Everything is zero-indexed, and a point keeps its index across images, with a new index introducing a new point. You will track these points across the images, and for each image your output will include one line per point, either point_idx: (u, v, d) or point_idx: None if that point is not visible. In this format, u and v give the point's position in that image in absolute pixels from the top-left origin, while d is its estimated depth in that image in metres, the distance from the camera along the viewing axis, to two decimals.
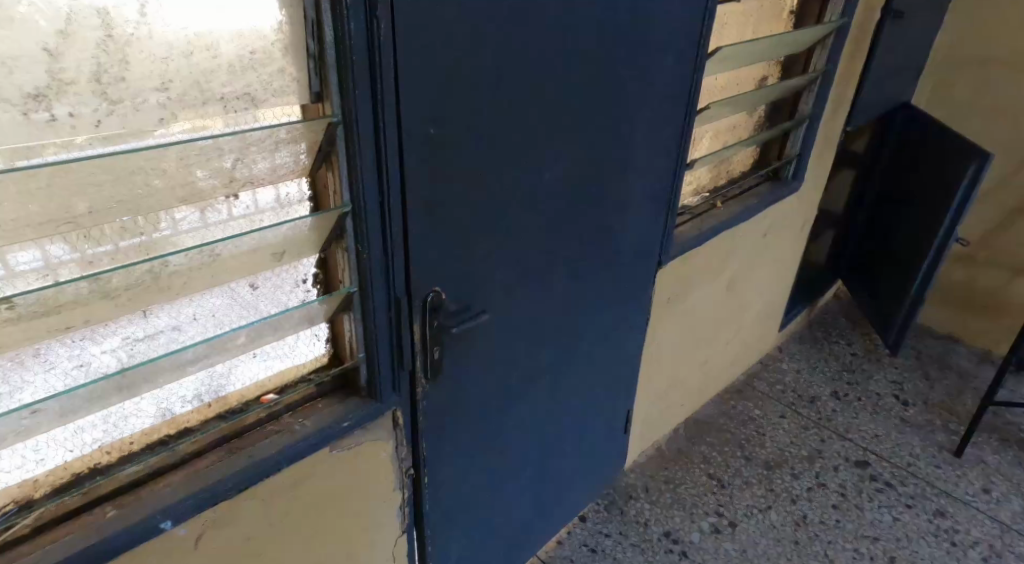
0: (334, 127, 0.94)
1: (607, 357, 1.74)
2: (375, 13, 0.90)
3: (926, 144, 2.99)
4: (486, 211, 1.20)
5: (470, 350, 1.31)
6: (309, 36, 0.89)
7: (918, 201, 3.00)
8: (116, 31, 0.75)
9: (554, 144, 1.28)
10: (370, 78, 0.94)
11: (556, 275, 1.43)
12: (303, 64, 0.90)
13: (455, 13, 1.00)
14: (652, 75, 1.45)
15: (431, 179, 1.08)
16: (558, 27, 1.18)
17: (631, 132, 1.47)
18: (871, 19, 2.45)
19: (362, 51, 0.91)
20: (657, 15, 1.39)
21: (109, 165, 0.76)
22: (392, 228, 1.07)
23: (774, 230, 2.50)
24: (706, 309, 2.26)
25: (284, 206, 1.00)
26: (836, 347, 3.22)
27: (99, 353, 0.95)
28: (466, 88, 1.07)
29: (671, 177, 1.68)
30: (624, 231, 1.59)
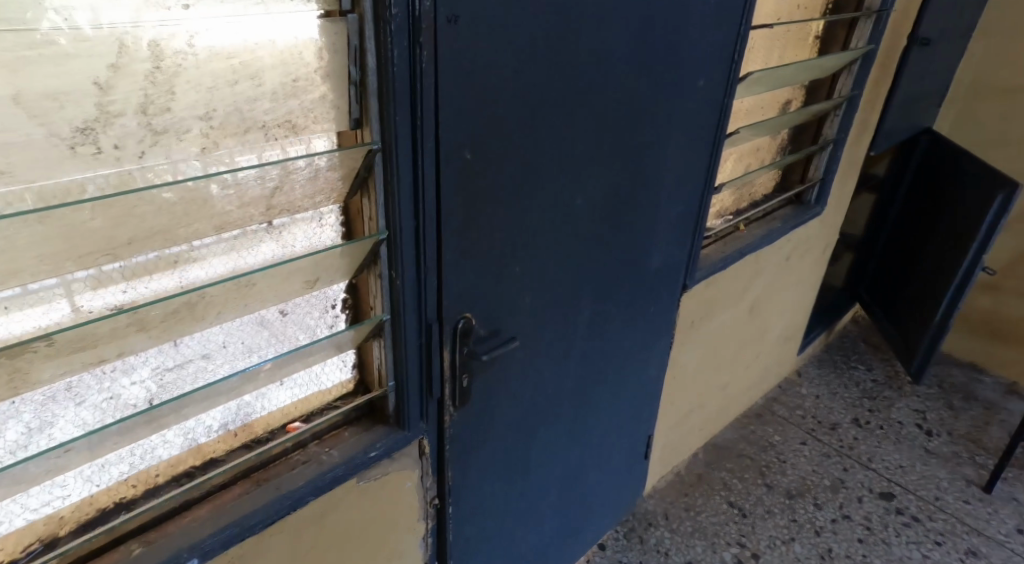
0: (373, 154, 0.92)
1: (633, 384, 1.71)
2: (419, 41, 0.89)
3: (950, 169, 2.97)
4: (520, 237, 1.18)
5: (499, 379, 1.27)
6: (350, 63, 0.87)
7: (942, 226, 2.96)
8: (165, 62, 0.74)
9: (587, 170, 1.26)
10: (411, 106, 0.92)
11: (585, 302, 1.41)
12: (344, 91, 0.88)
13: (496, 41, 0.99)
14: (685, 100, 1.44)
15: (467, 206, 1.06)
16: (596, 54, 1.17)
17: (663, 157, 1.45)
18: (897, 45, 2.45)
19: (404, 78, 0.89)
20: (692, 40, 1.37)
21: (151, 198, 0.76)
22: (426, 254, 1.04)
23: (797, 255, 2.47)
24: (727, 333, 2.23)
25: (316, 239, 1.00)
26: (855, 372, 3.18)
27: (129, 385, 0.94)
28: (505, 113, 1.05)
29: (699, 201, 1.65)
30: (652, 258, 1.57)
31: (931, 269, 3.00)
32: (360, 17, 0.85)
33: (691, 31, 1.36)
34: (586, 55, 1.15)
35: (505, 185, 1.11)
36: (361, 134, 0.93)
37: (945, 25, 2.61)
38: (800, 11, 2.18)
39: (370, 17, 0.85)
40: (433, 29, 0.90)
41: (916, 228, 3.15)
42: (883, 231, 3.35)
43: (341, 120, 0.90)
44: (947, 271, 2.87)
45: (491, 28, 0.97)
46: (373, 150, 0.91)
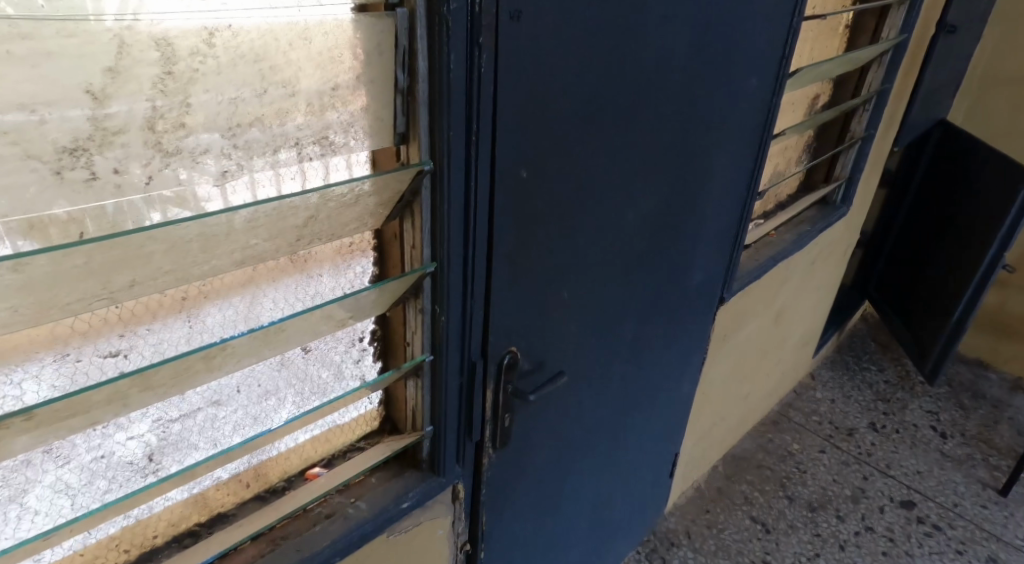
0: (423, 176, 0.78)
1: (667, 404, 1.59)
2: (479, 41, 0.74)
3: (965, 165, 2.87)
4: (567, 259, 1.05)
5: (541, 414, 1.15)
6: (398, 67, 0.72)
7: (958, 225, 2.87)
8: (177, 67, 0.58)
9: (640, 181, 1.13)
10: (467, 118, 0.78)
11: (628, 323, 1.28)
12: (389, 101, 0.74)
13: (558, 40, 0.85)
14: (738, 100, 1.31)
15: (517, 228, 0.93)
16: (658, 52, 1.03)
17: (712, 164, 1.33)
18: (926, 34, 2.32)
19: (460, 86, 0.75)
20: (749, 32, 1.23)
21: (161, 236, 0.60)
22: (474, 285, 0.91)
23: (820, 259, 2.37)
24: (752, 343, 2.12)
25: (346, 269, 0.90)
26: (867, 374, 3.09)
27: (126, 440, 0.79)
28: (563, 122, 0.92)
29: (740, 207, 1.53)
30: (694, 271, 1.45)
31: (946, 268, 2.91)
32: (411, 12, 0.70)
33: (751, 22, 1.22)
34: (647, 55, 1.01)
35: (556, 202, 0.97)
36: (407, 152, 0.78)
37: (971, 14, 2.49)
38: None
39: (423, 12, 0.70)
40: (493, 28, 0.75)
41: (930, 226, 3.06)
42: (895, 229, 3.25)
43: (385, 135, 0.75)
44: (963, 270, 2.78)
45: (553, 22, 0.83)
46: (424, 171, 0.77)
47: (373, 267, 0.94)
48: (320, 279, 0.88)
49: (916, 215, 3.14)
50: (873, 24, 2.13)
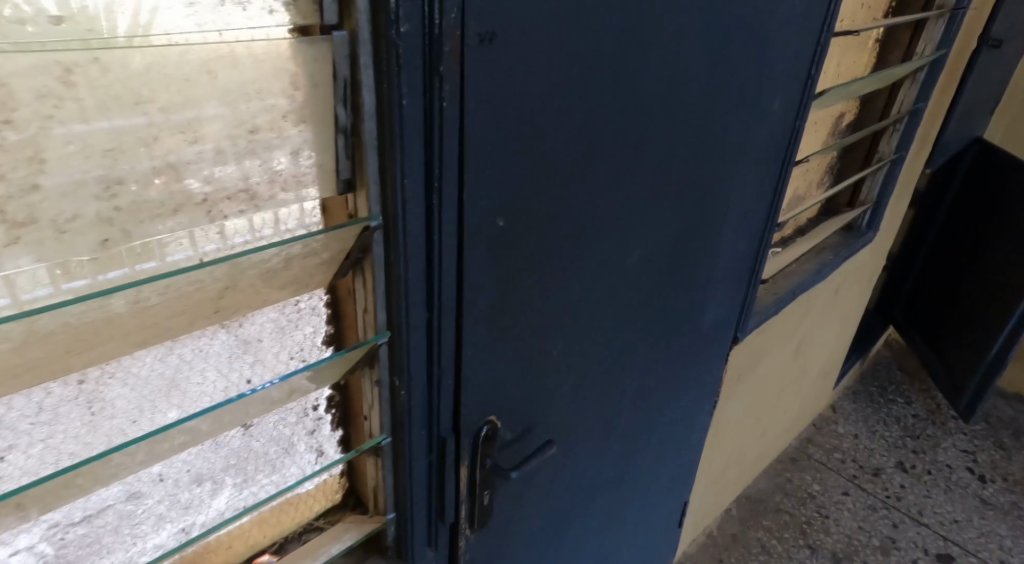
0: (372, 232, 0.65)
1: (678, 457, 1.45)
2: (439, 71, 0.59)
3: (1005, 187, 2.68)
4: (557, 313, 0.91)
5: (528, 487, 1.00)
6: (338, 103, 0.58)
7: (995, 251, 2.69)
8: (21, 114, 0.44)
9: (644, 222, 0.99)
10: (426, 164, 0.63)
11: (633, 377, 1.14)
12: (327, 143, 0.60)
13: (546, 66, 0.70)
14: (758, 126, 1.16)
15: (495, 284, 0.79)
16: (666, 76, 0.88)
17: (727, 198, 1.18)
18: (966, 49, 2.17)
19: (416, 126, 0.61)
20: (774, 52, 1.09)
21: (8, 333, 0.46)
22: (441, 355, 0.77)
23: (844, 289, 2.22)
24: (771, 381, 1.97)
25: (291, 330, 0.78)
26: (894, 407, 2.92)
27: (15, 553, 0.66)
28: (551, 162, 0.77)
29: (758, 242, 1.39)
30: (707, 313, 1.30)
31: (984, 298, 2.72)
32: (352, 35, 0.56)
33: (776, 40, 1.07)
34: (654, 80, 0.86)
35: (542, 252, 0.83)
36: (354, 202, 0.65)
37: (1013, 26, 2.31)
38: (864, 12, 1.87)
39: (366, 35, 0.56)
40: (458, 51, 0.60)
41: (963, 250, 2.88)
42: (923, 251, 3.07)
43: (325, 184, 0.61)
44: (1003, 302, 2.60)
45: (541, 45, 0.68)
46: (372, 228, 0.64)
47: (327, 326, 0.82)
48: (259, 345, 0.75)
49: (948, 238, 2.95)
50: (906, 38, 1.98)
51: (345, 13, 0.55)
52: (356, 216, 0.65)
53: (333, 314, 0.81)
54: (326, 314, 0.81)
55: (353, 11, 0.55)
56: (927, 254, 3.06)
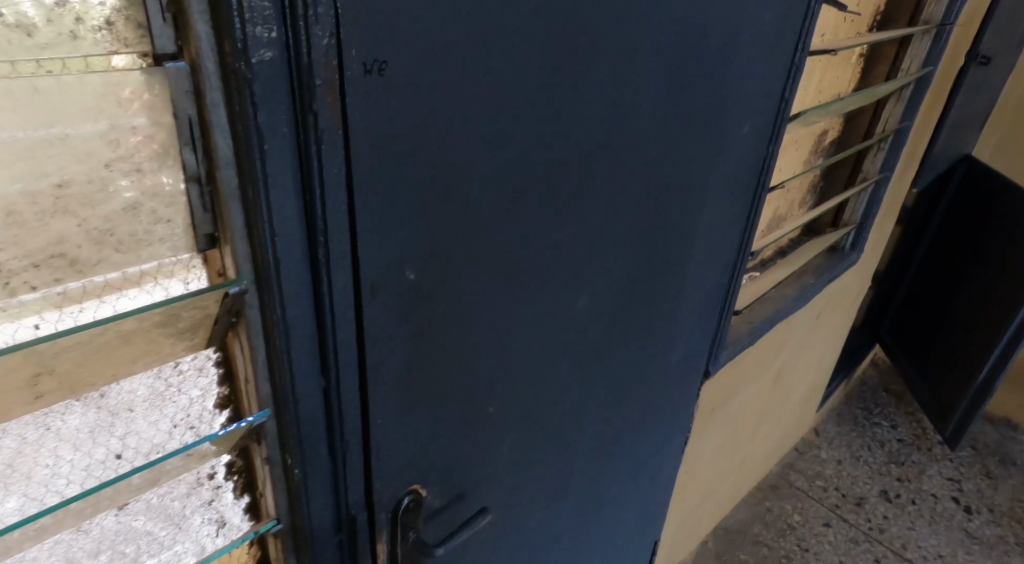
0: (235, 297, 0.54)
1: (643, 502, 1.35)
2: (314, 110, 0.50)
3: (995, 206, 2.59)
4: (494, 370, 0.81)
5: (465, 557, 0.90)
6: (184, 147, 0.48)
7: (983, 272, 2.61)
8: None
9: (593, 264, 0.89)
10: (304, 216, 0.54)
11: (587, 427, 1.04)
12: (177, 195, 0.49)
13: (459, 100, 0.59)
14: (725, 154, 1.07)
15: (408, 347, 0.68)
16: (613, 108, 0.79)
17: (692, 231, 1.09)
18: (954, 65, 2.09)
19: (285, 174, 0.51)
20: (741, 75, 1.00)
21: None
22: (342, 429, 0.67)
23: (826, 314, 2.13)
24: (749, 412, 1.89)
25: (168, 399, 0.66)
26: (878, 430, 2.83)
27: None
28: (475, 206, 0.67)
29: (728, 274, 1.30)
30: (673, 352, 1.21)
31: (970, 321, 2.64)
32: (193, 68, 0.46)
33: (743, 63, 0.98)
34: (597, 112, 0.77)
35: (471, 307, 0.73)
36: (219, 263, 0.54)
37: (1002, 42, 2.24)
38: (847, 25, 1.77)
39: (212, 68, 0.46)
40: (338, 88, 0.50)
41: (950, 270, 2.80)
42: (910, 269, 2.99)
43: (179, 242, 0.51)
44: (989, 326, 2.51)
45: (456, 77, 0.58)
46: (233, 293, 0.54)
47: (220, 388, 0.69)
48: (131, 416, 0.63)
49: (936, 256, 2.87)
50: (892, 53, 1.89)
51: (182, 42, 0.46)
52: (223, 277, 0.55)
53: (225, 373, 0.69)
54: (216, 374, 0.69)
55: (193, 40, 0.45)
56: (915, 273, 2.98)
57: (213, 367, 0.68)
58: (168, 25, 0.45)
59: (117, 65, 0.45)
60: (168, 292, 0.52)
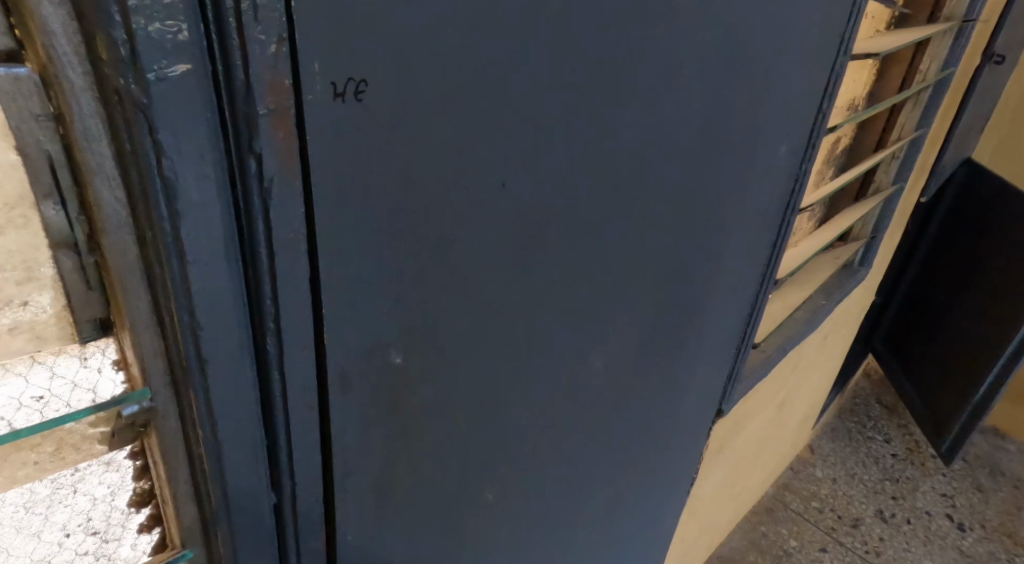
0: (134, 417, 0.38)
1: (648, 553, 1.22)
2: (256, 150, 0.33)
3: (987, 224, 2.27)
4: (498, 451, 0.65)
5: None
6: (44, 199, 0.31)
7: (972, 299, 2.31)
8: None
9: (615, 310, 0.74)
10: (247, 296, 0.37)
11: (597, 490, 0.90)
12: (35, 267, 0.32)
13: (464, 126, 0.43)
14: (758, 174, 0.91)
15: (384, 451, 0.51)
16: (648, 129, 0.63)
17: (719, 261, 0.94)
18: (969, 66, 1.87)
19: (214, 244, 0.34)
20: (781, 84, 0.84)
21: None
22: (302, 549, 0.51)
23: (833, 332, 2.00)
24: (753, 440, 1.76)
25: (45, 501, 0.43)
26: (872, 445, 2.70)
27: None
28: (481, 262, 0.51)
29: (750, 304, 1.14)
30: (690, 394, 1.07)
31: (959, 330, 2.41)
32: (47, 82, 0.29)
33: (784, 71, 0.82)
34: (631, 134, 0.61)
35: (473, 382, 0.57)
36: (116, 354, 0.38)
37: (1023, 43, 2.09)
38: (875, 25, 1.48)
39: (80, 82, 0.29)
40: (291, 118, 0.33)
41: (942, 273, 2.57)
42: (897, 298, 2.66)
43: (48, 332, 0.35)
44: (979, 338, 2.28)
45: (461, 96, 0.41)
46: (131, 412, 0.37)
47: (136, 483, 0.45)
48: None
49: (924, 283, 2.53)
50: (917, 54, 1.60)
51: (26, 39, 0.28)
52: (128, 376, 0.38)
53: (143, 466, 0.45)
54: (130, 468, 0.45)
55: (41, 36, 0.28)
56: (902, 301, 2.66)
57: (126, 458, 0.45)
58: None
59: None
60: (38, 395, 0.36)
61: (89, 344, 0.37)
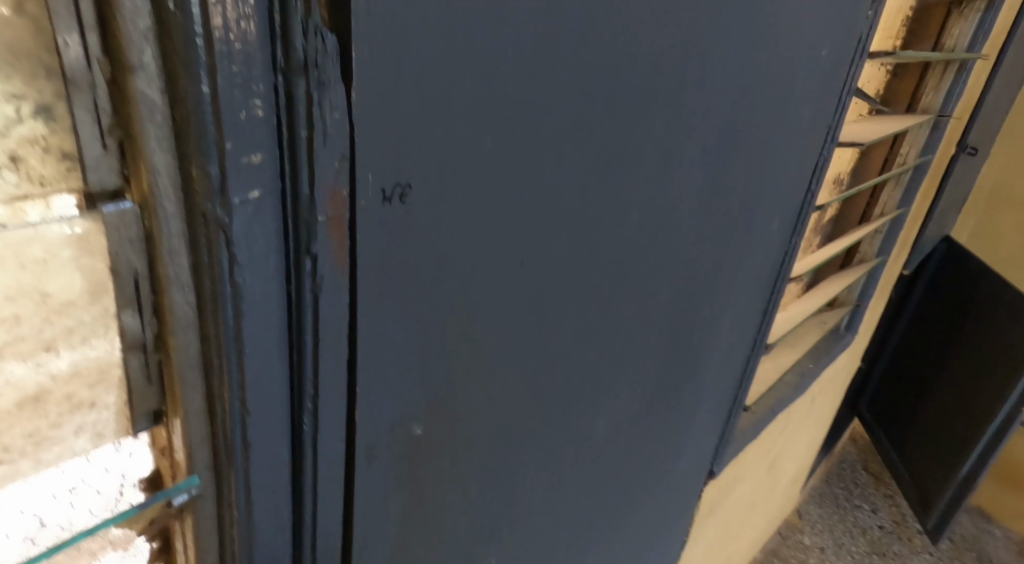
0: (180, 504, 0.41)
1: None
2: (313, 252, 0.36)
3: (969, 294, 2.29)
4: (505, 516, 0.67)
5: None
6: (123, 309, 0.34)
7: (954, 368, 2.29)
8: None
9: (617, 380, 0.77)
10: (291, 384, 0.40)
11: (593, 551, 0.92)
12: (107, 371, 0.35)
13: (495, 219, 0.46)
14: (751, 249, 0.95)
15: (400, 519, 0.53)
16: (656, 214, 0.67)
17: (714, 331, 0.97)
18: (945, 155, 1.93)
19: (269, 340, 0.37)
20: (773, 169, 0.88)
21: None
22: None
23: (819, 397, 2.03)
24: (742, 504, 1.77)
25: None
26: (860, 515, 2.70)
27: None
28: (502, 342, 0.53)
29: (742, 371, 1.17)
30: (684, 458, 1.09)
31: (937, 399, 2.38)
32: (144, 208, 0.32)
33: (777, 157, 0.87)
34: (640, 219, 0.64)
35: (486, 452, 0.59)
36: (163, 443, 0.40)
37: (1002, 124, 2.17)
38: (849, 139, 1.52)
39: (173, 209, 0.32)
40: (345, 222, 0.36)
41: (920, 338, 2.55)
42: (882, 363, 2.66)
43: (107, 429, 0.37)
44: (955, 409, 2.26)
45: (494, 192, 0.45)
46: (180, 501, 0.40)
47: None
48: None
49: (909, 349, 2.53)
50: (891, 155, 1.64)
51: (130, 174, 0.32)
52: (172, 466, 0.40)
53: (161, 548, 0.44)
54: (147, 552, 0.43)
55: (145, 173, 0.31)
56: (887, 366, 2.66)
57: (143, 543, 0.43)
58: (111, 155, 0.32)
59: (44, 218, 0.31)
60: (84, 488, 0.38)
61: (140, 434, 0.39)
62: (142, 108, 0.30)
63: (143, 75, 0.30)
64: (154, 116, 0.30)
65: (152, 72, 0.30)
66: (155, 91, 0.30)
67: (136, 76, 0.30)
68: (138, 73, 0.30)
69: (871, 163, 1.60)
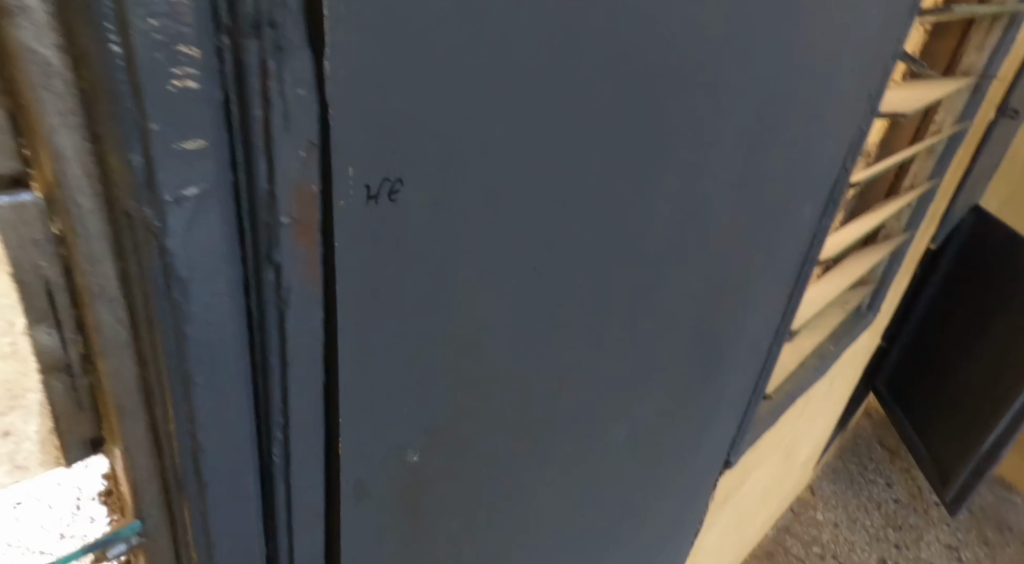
0: (121, 553, 0.34)
1: None
2: (276, 261, 0.29)
3: (991, 276, 2.08)
4: (511, 530, 0.61)
5: None
6: (36, 324, 0.28)
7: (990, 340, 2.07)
8: None
9: (636, 381, 0.70)
10: (256, 410, 0.33)
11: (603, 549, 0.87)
12: (19, 395, 0.28)
13: (499, 217, 0.38)
14: (782, 233, 0.87)
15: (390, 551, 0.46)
16: (685, 202, 0.59)
17: (739, 321, 0.90)
18: (985, 118, 1.79)
19: (226, 363, 0.30)
20: (811, 145, 0.79)
21: None
22: None
23: (838, 377, 1.96)
24: (756, 488, 1.72)
25: None
26: (875, 488, 2.55)
27: None
28: (508, 354, 0.46)
29: (764, 360, 1.10)
30: (703, 450, 1.03)
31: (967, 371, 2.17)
32: (51, 203, 0.26)
33: (816, 132, 0.78)
34: (668, 208, 0.57)
35: (490, 472, 0.52)
36: (109, 488, 0.33)
37: None
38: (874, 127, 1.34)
39: (87, 203, 0.25)
40: (312, 219, 0.29)
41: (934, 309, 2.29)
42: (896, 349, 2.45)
43: (28, 459, 0.30)
44: (993, 382, 2.03)
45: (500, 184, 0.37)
46: (118, 550, 0.33)
47: None
48: None
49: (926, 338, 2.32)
50: (916, 127, 1.45)
51: (33, 158, 0.25)
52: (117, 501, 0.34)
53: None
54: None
55: (48, 158, 0.24)
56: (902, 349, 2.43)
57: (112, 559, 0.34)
58: (4, 129, 0.25)
59: None
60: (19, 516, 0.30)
61: (76, 463, 0.32)
62: (33, 73, 0.23)
63: (29, 24, 0.22)
64: (50, 83, 0.23)
65: (42, 22, 0.23)
66: (47, 48, 0.23)
67: (18, 26, 0.22)
68: (22, 23, 0.22)
69: (902, 133, 1.41)
